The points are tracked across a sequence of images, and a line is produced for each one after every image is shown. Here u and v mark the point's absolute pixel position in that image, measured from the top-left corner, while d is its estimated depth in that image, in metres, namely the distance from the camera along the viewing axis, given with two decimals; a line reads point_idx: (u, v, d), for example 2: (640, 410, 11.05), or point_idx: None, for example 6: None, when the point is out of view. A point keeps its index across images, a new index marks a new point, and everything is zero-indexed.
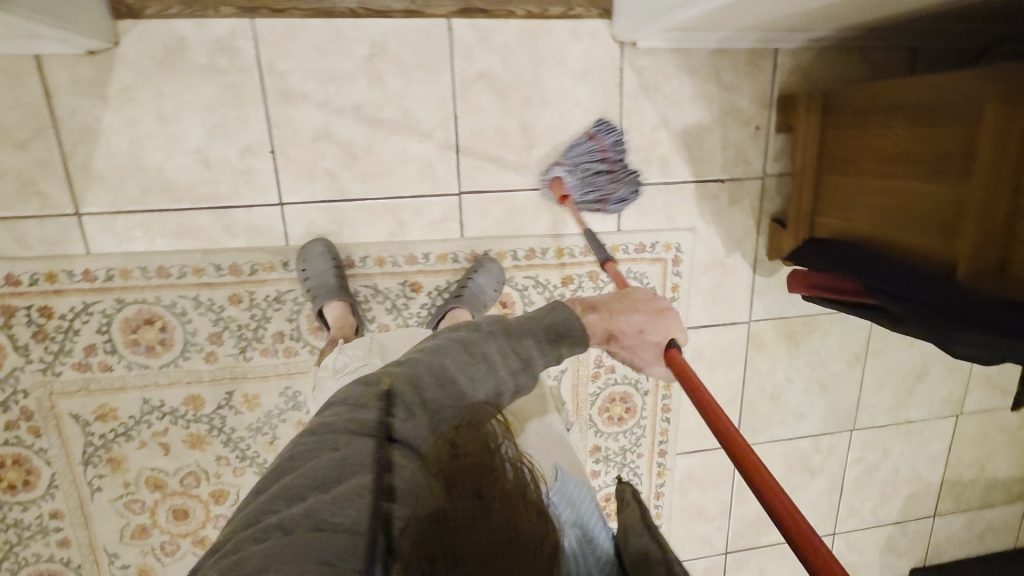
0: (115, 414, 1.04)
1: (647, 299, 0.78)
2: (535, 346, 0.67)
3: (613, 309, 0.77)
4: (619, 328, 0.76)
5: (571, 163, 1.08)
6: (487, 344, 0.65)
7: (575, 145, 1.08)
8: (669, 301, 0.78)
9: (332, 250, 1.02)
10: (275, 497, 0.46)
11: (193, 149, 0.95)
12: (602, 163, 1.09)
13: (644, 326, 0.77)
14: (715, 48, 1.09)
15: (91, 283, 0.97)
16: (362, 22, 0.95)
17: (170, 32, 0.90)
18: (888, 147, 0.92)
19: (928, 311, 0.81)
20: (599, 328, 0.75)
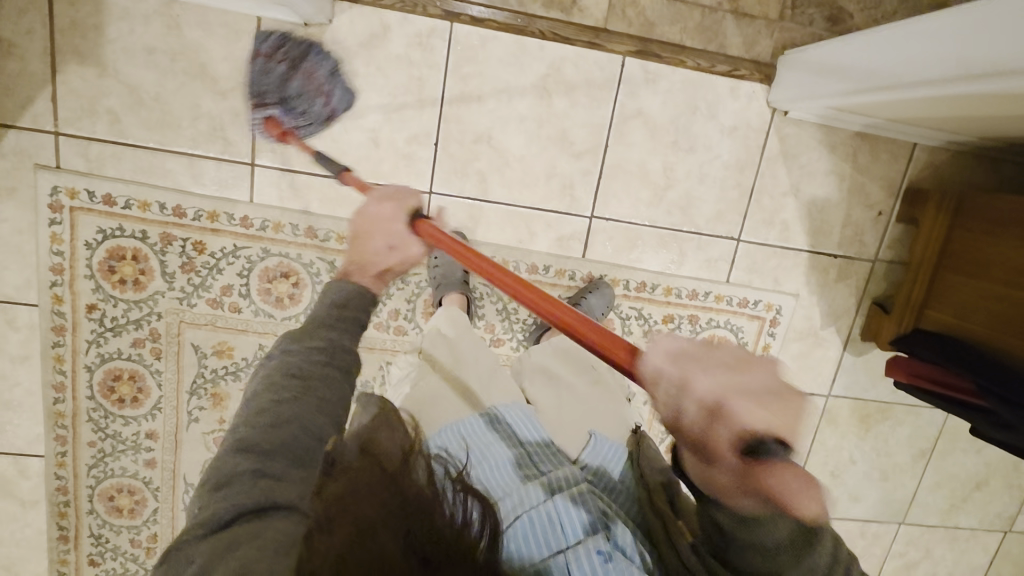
0: (230, 352, 1.10)
1: (373, 204, 0.84)
2: (332, 330, 0.72)
3: (359, 254, 0.81)
4: (376, 259, 0.81)
5: (261, 94, 0.95)
6: (290, 359, 0.69)
7: (253, 72, 0.94)
8: (375, 196, 0.84)
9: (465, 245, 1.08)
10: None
11: (368, 128, 1.02)
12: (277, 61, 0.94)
13: (386, 237, 0.82)
14: (856, 132, 1.14)
15: (246, 229, 1.04)
16: (547, 44, 1.03)
17: (377, 20, 0.98)
18: (1015, 259, 0.97)
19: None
20: (363, 277, 0.80)
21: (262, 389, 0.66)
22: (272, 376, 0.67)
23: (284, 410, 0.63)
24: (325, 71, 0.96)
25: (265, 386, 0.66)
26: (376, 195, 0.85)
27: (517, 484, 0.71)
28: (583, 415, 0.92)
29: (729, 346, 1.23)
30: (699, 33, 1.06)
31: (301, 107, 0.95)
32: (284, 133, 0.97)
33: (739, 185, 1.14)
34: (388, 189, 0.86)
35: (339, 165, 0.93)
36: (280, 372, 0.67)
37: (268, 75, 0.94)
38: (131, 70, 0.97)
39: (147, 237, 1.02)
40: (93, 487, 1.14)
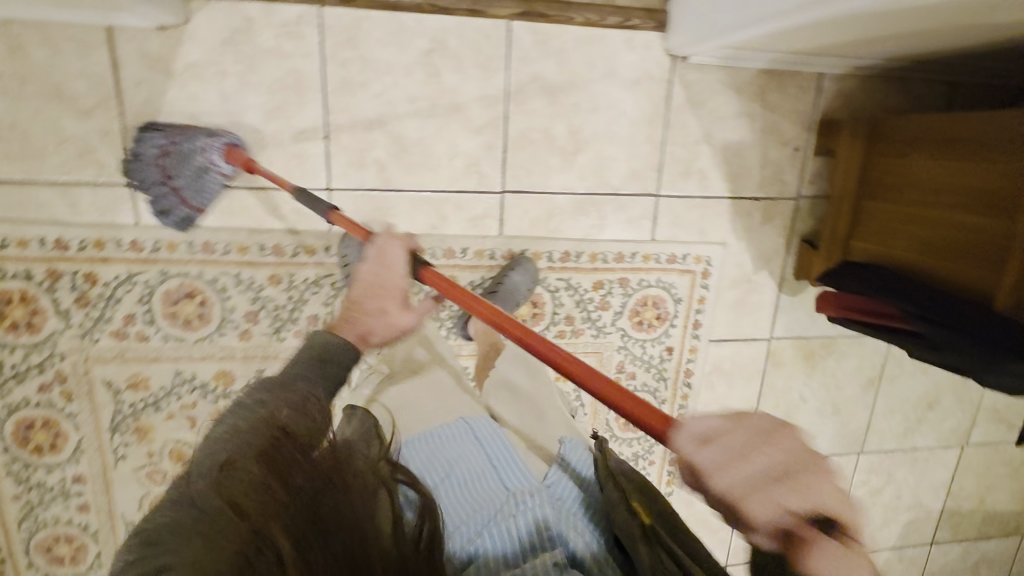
0: (146, 384, 1.05)
1: (373, 262, 0.88)
2: (308, 386, 0.70)
3: (361, 306, 0.83)
4: (365, 321, 0.82)
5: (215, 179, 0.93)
6: (249, 408, 0.63)
7: (206, 190, 0.93)
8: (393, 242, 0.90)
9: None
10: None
11: (250, 130, 0.96)
12: (161, 174, 0.91)
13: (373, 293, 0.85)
14: (762, 69, 1.12)
15: (137, 254, 0.98)
16: (426, 17, 0.97)
17: (240, 14, 0.91)
18: (934, 177, 0.96)
19: (976, 342, 0.82)
20: (351, 331, 0.80)
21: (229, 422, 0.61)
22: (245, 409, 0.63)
23: (221, 452, 0.56)
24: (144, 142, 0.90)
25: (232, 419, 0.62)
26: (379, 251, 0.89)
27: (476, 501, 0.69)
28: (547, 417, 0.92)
29: (664, 303, 1.21)
30: None
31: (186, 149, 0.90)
32: (246, 163, 0.92)
33: (649, 139, 1.11)
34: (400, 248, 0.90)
35: (329, 205, 0.94)
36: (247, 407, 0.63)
37: (192, 174, 0.91)
38: None
39: (33, 276, 0.96)
40: (28, 540, 1.10)
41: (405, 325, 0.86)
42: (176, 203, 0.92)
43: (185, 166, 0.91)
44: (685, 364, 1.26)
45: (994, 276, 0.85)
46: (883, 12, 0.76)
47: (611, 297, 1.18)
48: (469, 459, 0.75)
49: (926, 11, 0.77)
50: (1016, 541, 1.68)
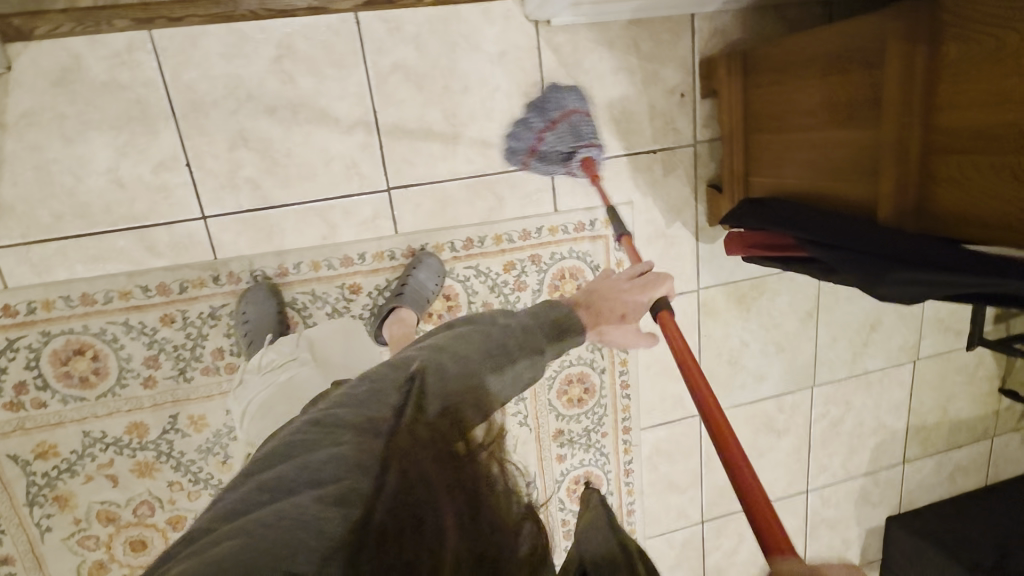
0: (55, 451, 1.01)
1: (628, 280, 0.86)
2: (513, 342, 0.69)
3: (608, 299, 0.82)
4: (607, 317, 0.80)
5: (549, 153, 1.09)
6: (471, 340, 0.67)
7: (546, 164, 1.10)
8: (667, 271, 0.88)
9: (274, 292, 1.02)
10: (286, 488, 0.48)
11: (104, 170, 0.93)
12: (558, 131, 1.08)
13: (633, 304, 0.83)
14: (630, 20, 1.09)
15: (13, 318, 0.94)
16: (265, 23, 0.93)
17: (65, 52, 0.88)
18: (806, 99, 0.95)
19: (867, 255, 0.81)
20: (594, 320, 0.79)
21: (466, 358, 0.65)
22: (485, 346, 0.67)
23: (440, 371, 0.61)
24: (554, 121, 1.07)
25: (460, 353, 0.65)
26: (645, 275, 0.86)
27: None
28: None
29: (583, 274, 1.18)
30: None
31: (577, 133, 1.08)
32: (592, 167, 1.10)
33: (531, 110, 1.09)
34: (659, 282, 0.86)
35: (626, 229, 1.05)
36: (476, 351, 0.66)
37: (553, 146, 1.08)
38: None
39: None
40: None
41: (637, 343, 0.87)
42: (563, 170, 1.10)
43: (574, 121, 1.08)
44: None
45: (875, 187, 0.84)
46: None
47: (526, 276, 1.15)
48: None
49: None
50: (988, 445, 1.68)
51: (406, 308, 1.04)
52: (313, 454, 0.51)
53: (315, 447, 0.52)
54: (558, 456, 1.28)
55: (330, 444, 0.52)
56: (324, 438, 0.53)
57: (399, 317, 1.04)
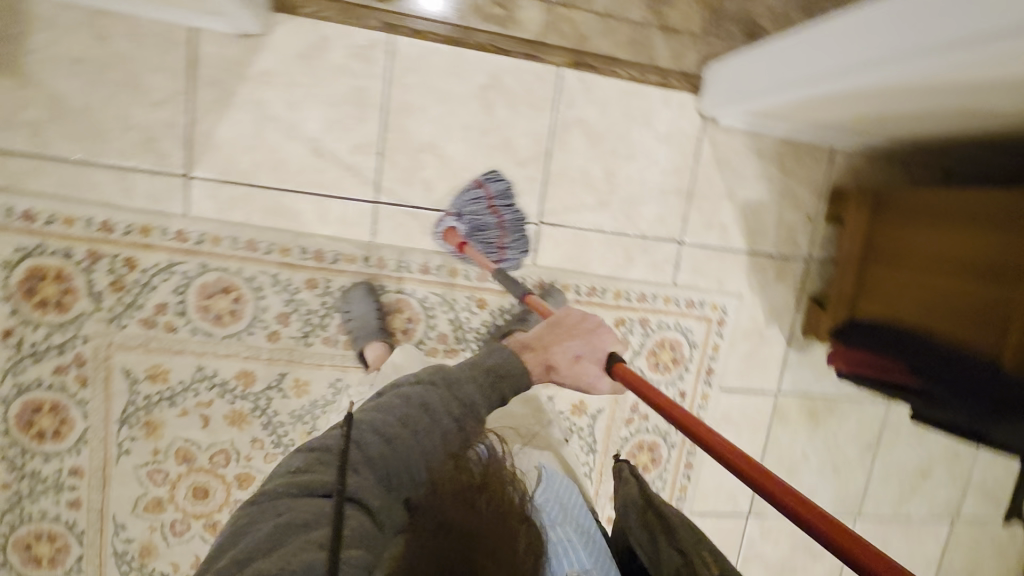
0: (166, 376, 1.04)
1: (584, 325, 0.86)
2: (438, 392, 0.67)
3: (551, 341, 0.81)
4: (557, 354, 0.80)
5: (461, 211, 1.08)
6: (403, 399, 0.66)
7: (467, 195, 1.08)
8: (596, 319, 0.87)
9: (374, 292, 1.07)
10: (245, 552, 0.48)
11: (310, 138, 1.01)
12: (493, 220, 1.09)
13: (593, 354, 0.84)
14: (781, 138, 1.22)
15: (181, 244, 1.00)
16: (486, 56, 1.05)
17: (317, 32, 0.98)
18: (934, 247, 1.04)
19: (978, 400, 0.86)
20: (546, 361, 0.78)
21: (404, 419, 0.63)
22: (404, 404, 0.65)
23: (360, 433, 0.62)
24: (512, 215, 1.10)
25: (388, 413, 0.64)
26: (596, 327, 0.87)
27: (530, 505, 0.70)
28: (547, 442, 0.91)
29: (680, 347, 1.25)
30: (633, 46, 1.10)
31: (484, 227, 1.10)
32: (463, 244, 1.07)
33: (678, 189, 1.19)
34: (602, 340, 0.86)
35: (523, 288, 1.00)
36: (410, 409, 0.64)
37: (474, 204, 1.09)
38: (51, 80, 0.91)
39: (72, 255, 0.96)
40: (7, 536, 1.04)
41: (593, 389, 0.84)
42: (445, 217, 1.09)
43: (516, 233, 1.11)
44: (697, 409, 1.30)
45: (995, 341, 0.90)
46: (935, 85, 0.82)
47: (631, 335, 1.22)
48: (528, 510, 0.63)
49: (971, 90, 0.83)
50: None
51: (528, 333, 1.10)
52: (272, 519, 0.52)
53: (269, 516, 0.52)
54: (609, 517, 1.31)
55: (278, 514, 0.52)
56: (269, 511, 0.53)
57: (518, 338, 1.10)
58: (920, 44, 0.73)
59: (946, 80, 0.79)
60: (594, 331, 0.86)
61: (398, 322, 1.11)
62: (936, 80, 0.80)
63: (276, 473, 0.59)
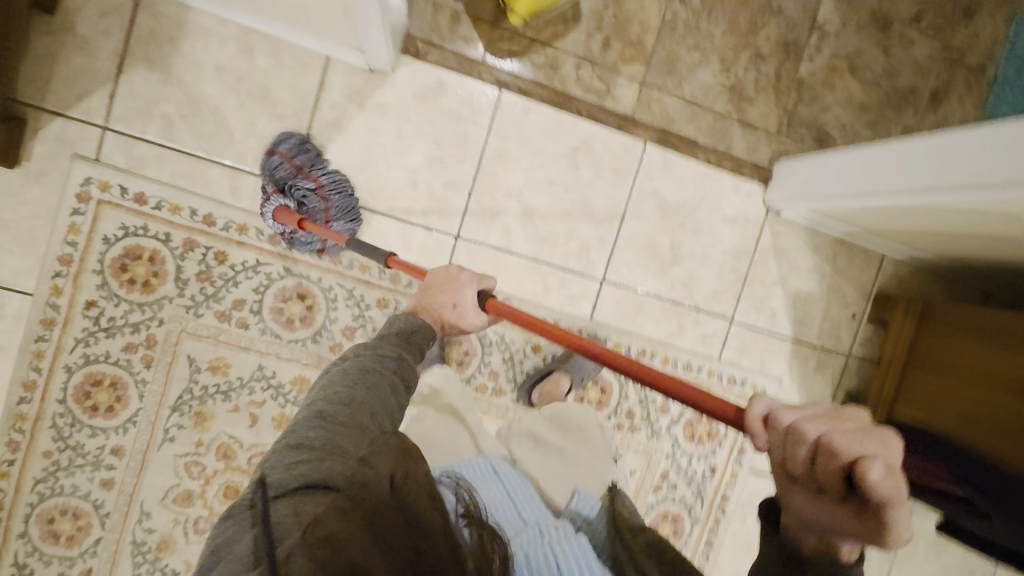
0: (226, 370, 1.06)
1: (450, 275, 0.89)
2: (374, 361, 0.70)
3: (424, 298, 0.88)
4: (432, 310, 0.86)
5: (277, 186, 0.99)
6: (339, 373, 0.67)
7: (271, 166, 0.99)
8: (457, 267, 0.91)
9: None
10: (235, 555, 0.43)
11: (409, 168, 1.08)
12: (310, 185, 1.00)
13: (454, 296, 0.87)
14: (835, 238, 1.29)
15: (272, 246, 1.05)
16: (581, 121, 1.13)
17: (435, 77, 1.07)
18: (977, 362, 1.08)
19: None
20: (430, 314, 0.86)
21: (344, 390, 0.63)
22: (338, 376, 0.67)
23: (314, 414, 0.60)
24: (275, 169, 0.99)
25: (329, 392, 0.63)
26: (457, 273, 0.89)
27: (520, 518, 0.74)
28: (582, 448, 1.00)
29: (716, 422, 1.29)
30: (713, 133, 1.19)
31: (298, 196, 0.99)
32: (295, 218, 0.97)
33: (735, 269, 1.25)
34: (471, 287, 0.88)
35: (388, 251, 0.95)
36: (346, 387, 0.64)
37: (283, 174, 0.99)
38: (194, 82, 1.00)
39: (170, 241, 1.02)
40: (34, 505, 1.03)
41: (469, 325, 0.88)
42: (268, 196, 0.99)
43: (341, 194, 1.02)
44: (724, 487, 1.30)
45: (1017, 450, 0.94)
46: (995, 215, 0.91)
47: (672, 403, 1.26)
48: (495, 490, 0.80)
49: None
50: None
51: (565, 373, 1.14)
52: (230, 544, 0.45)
53: (246, 523, 0.46)
54: None
55: (254, 517, 0.46)
56: (243, 520, 0.47)
57: (554, 378, 1.13)
58: (993, 176, 0.82)
59: (1006, 213, 0.88)
60: (464, 278, 0.89)
61: (456, 353, 1.15)
62: (998, 212, 0.88)
63: (248, 487, 0.52)
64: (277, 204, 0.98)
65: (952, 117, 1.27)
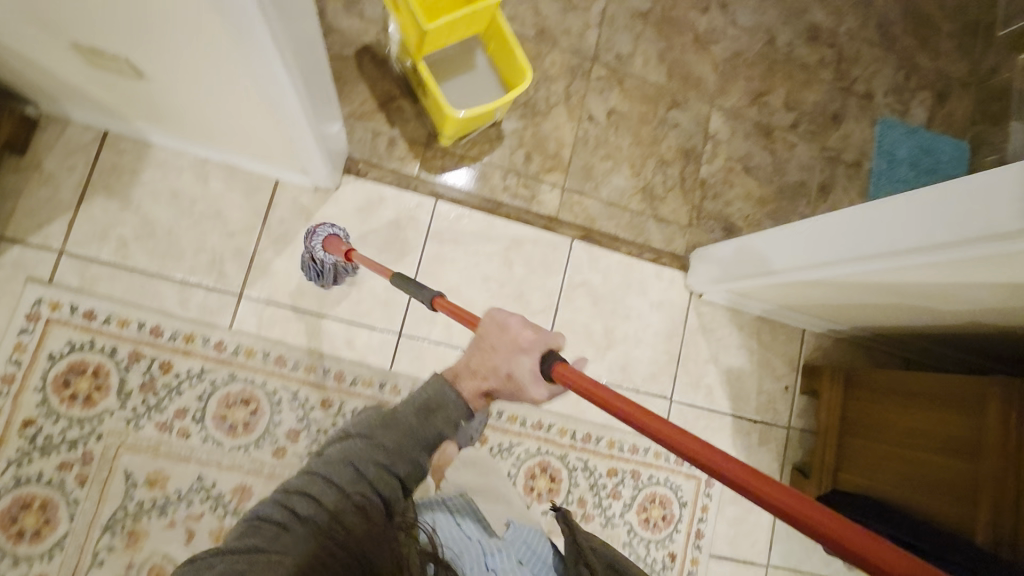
0: (164, 483, 1.04)
1: (506, 338, 0.70)
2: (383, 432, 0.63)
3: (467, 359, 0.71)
4: (476, 370, 0.70)
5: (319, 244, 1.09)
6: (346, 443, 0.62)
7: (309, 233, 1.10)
8: (501, 312, 0.72)
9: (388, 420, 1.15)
10: None
11: (353, 273, 1.16)
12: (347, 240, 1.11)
13: (504, 364, 0.68)
14: (757, 315, 1.39)
15: (217, 353, 1.08)
16: (511, 224, 1.26)
17: (376, 192, 1.19)
18: (904, 423, 1.14)
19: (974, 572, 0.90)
20: (470, 383, 0.69)
21: (335, 469, 0.59)
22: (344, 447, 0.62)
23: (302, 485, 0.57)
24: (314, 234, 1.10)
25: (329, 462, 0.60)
26: (514, 336, 0.70)
27: (463, 543, 0.66)
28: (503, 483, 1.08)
29: (670, 505, 1.28)
30: (632, 229, 1.33)
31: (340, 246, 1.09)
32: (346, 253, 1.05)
33: (668, 350, 1.33)
34: (531, 355, 0.68)
35: (428, 294, 0.88)
36: (319, 475, 0.58)
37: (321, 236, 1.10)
38: (151, 207, 1.10)
39: (115, 354, 1.05)
40: None
41: (527, 397, 0.69)
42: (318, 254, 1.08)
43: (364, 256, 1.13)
44: None
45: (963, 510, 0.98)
46: (903, 281, 0.95)
47: (623, 487, 1.26)
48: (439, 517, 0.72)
49: (938, 289, 0.95)
50: None
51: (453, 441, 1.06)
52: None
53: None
54: None
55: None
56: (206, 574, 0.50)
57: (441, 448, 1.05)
58: (900, 246, 0.85)
59: (934, 276, 0.89)
60: (524, 346, 0.69)
61: None
62: (929, 276, 0.89)
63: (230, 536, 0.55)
64: (330, 233, 1.09)
65: (841, 204, 1.44)
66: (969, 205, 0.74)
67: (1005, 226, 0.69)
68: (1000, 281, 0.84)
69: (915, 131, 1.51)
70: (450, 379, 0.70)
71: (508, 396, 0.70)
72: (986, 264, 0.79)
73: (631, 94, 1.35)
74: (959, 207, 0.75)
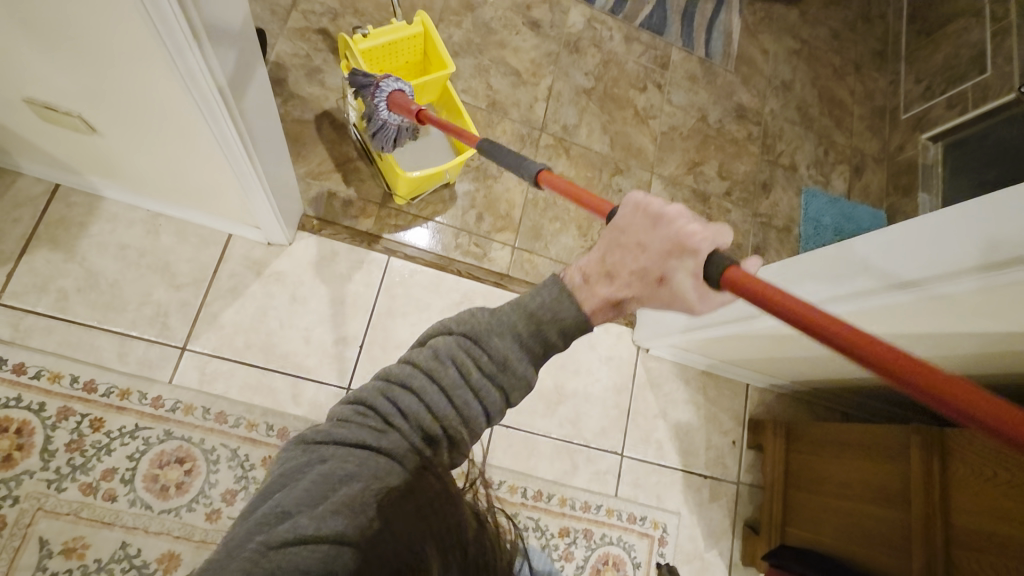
0: (82, 552, 0.97)
1: (664, 235, 0.58)
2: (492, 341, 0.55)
3: (609, 256, 0.59)
4: (620, 271, 0.58)
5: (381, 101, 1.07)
6: (449, 351, 0.55)
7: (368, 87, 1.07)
8: (662, 202, 0.59)
9: None
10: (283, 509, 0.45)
11: (303, 328, 1.17)
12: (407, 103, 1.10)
13: (659, 267, 0.58)
14: (702, 370, 1.44)
15: (154, 409, 1.05)
16: (462, 280, 1.29)
17: (329, 247, 1.22)
18: (843, 473, 1.17)
19: None
20: (604, 291, 0.58)
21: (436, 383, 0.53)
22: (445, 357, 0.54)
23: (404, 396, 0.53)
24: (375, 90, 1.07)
25: (431, 370, 0.54)
26: (674, 231, 0.57)
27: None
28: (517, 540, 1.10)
29: (624, 566, 1.25)
30: None
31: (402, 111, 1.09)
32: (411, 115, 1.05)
33: (618, 405, 1.35)
34: (695, 258, 0.58)
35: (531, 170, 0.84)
36: (423, 375, 0.53)
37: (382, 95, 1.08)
38: (96, 260, 1.09)
39: (43, 410, 1.00)
40: None
41: (681, 307, 0.59)
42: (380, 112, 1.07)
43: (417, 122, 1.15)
44: None
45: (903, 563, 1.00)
46: None
47: (575, 548, 1.23)
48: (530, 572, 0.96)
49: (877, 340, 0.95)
50: None
51: None
52: (286, 491, 0.46)
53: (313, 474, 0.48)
54: None
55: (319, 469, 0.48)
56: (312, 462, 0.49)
57: None
58: (844, 289, 0.84)
59: (917, 325, 0.84)
60: (691, 245, 0.57)
61: None
62: (895, 324, 0.86)
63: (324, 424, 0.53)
64: (393, 87, 1.07)
65: None
66: (912, 246, 0.74)
67: (979, 261, 0.66)
68: (932, 334, 0.85)
69: (838, 200, 1.65)
70: (571, 286, 0.58)
71: (651, 304, 0.59)
72: (967, 310, 0.74)
73: (577, 161, 1.45)
74: (904, 244, 0.75)
